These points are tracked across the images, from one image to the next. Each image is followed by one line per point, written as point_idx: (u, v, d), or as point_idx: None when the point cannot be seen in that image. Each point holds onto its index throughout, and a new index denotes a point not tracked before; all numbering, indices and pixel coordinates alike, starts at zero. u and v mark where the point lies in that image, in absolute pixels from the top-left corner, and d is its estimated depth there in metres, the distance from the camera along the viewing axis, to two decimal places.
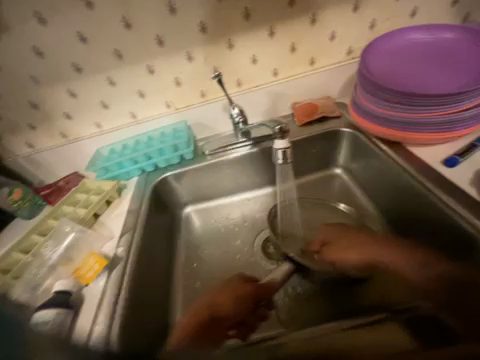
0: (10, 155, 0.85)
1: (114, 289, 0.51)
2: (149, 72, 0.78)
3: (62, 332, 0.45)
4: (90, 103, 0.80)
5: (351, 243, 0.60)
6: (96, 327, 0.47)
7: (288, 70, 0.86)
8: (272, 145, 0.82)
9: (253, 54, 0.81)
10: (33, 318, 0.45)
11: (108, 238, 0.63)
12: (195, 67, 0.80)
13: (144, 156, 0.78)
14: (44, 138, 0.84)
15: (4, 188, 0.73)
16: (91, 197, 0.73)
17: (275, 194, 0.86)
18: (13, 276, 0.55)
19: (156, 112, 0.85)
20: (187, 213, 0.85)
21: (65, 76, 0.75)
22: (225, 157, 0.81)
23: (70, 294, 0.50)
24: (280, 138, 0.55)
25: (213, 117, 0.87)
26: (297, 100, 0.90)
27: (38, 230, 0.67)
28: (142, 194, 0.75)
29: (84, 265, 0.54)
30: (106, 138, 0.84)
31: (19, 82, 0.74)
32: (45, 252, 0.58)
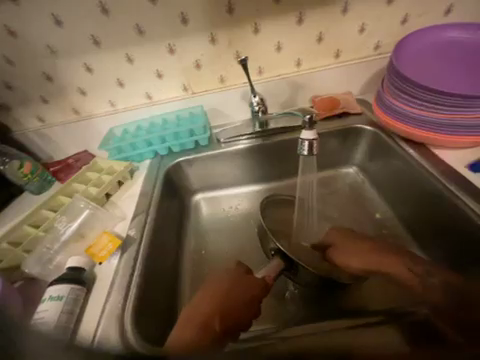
0: (21, 128, 0.83)
1: (127, 269, 0.51)
2: (170, 52, 0.76)
3: (75, 309, 0.44)
4: (106, 80, 0.78)
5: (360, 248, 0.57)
6: (109, 305, 0.46)
7: (311, 61, 0.83)
8: (289, 138, 0.80)
9: (278, 41, 0.78)
10: (47, 292, 0.44)
11: (120, 218, 0.62)
12: (218, 50, 0.78)
13: (159, 138, 0.76)
14: (56, 112, 0.82)
15: (14, 161, 0.70)
16: (103, 176, 0.72)
17: (287, 188, 0.85)
18: (24, 249, 0.54)
19: (173, 94, 0.82)
20: (196, 201, 0.84)
21: (83, 48, 0.73)
22: (240, 146, 0.79)
23: (84, 271, 0.49)
24: (307, 129, 0.53)
25: (230, 104, 0.85)
26: (318, 93, 0.87)
27: (49, 205, 0.66)
28: (154, 176, 0.74)
29: (98, 243, 0.54)
30: (119, 117, 0.82)
31: (35, 51, 0.72)
32: (58, 227, 0.58)
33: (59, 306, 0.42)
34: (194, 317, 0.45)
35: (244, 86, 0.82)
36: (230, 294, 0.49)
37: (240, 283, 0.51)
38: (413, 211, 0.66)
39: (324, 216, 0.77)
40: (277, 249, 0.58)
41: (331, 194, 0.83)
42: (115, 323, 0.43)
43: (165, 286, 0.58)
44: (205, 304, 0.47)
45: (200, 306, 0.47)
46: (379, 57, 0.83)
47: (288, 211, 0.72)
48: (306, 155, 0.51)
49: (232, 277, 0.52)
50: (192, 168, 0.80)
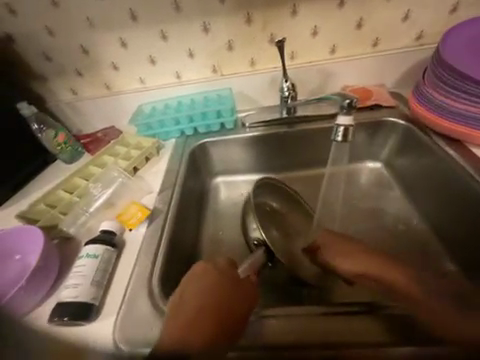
0: (53, 99, 0.84)
1: (155, 238, 0.53)
2: (204, 30, 0.75)
3: (106, 269, 0.47)
4: (139, 56, 0.78)
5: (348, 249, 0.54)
6: (136, 269, 0.48)
7: (347, 49, 0.80)
8: (317, 127, 0.79)
9: (314, 25, 0.76)
10: (84, 250, 0.48)
11: (147, 192, 0.64)
12: (252, 32, 0.76)
13: (186, 117, 0.78)
14: (88, 86, 0.82)
15: (50, 130, 0.74)
16: (131, 151, 0.74)
17: (309, 178, 0.84)
18: (61, 211, 0.58)
19: (202, 75, 0.82)
20: (217, 184, 0.84)
21: (120, 22, 0.73)
22: (267, 131, 0.79)
23: (115, 235, 0.52)
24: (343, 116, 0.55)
25: (258, 89, 0.84)
26: (349, 84, 0.84)
27: (81, 174, 0.69)
28: (180, 155, 0.75)
29: (128, 211, 0.57)
30: (148, 95, 0.83)
31: (74, 22, 0.73)
32: (93, 192, 0.62)
33: (95, 264, 0.46)
34: (196, 321, 0.39)
35: (275, 71, 0.81)
36: (223, 289, 0.44)
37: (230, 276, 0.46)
38: (444, 211, 0.64)
39: (345, 208, 0.76)
40: (264, 243, 0.61)
41: (353, 189, 0.81)
42: (144, 286, 0.46)
43: (185, 261, 0.60)
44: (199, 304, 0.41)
45: (198, 310, 0.41)
46: (420, 48, 0.79)
47: (282, 202, 0.75)
48: (339, 140, 0.53)
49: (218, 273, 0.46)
50: (215, 150, 0.81)
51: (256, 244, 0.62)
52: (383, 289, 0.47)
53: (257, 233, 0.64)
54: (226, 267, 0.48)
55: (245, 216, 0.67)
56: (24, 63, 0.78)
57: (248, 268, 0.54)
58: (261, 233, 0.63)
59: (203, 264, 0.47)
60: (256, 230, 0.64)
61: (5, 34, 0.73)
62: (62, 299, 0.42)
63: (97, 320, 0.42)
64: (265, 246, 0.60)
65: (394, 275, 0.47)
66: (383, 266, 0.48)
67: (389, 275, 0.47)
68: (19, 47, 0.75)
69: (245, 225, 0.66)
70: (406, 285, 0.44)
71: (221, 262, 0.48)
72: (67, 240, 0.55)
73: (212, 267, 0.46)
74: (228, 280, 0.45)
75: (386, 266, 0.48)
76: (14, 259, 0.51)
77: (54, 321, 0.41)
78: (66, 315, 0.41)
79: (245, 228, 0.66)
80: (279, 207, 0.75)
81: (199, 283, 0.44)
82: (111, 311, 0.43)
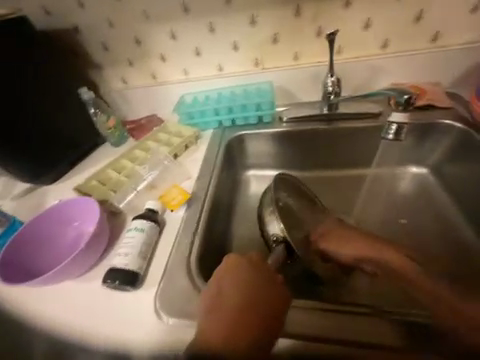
0: (105, 87, 0.90)
1: (193, 221, 0.56)
2: (250, 23, 0.76)
3: (151, 244, 0.51)
4: (186, 48, 0.81)
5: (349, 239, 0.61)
6: (176, 248, 0.51)
7: (401, 44, 0.75)
8: (359, 126, 0.75)
9: (367, 18, 0.72)
10: (132, 223, 0.52)
11: (186, 177, 0.68)
12: (299, 24, 0.75)
13: (226, 108, 0.79)
14: (137, 76, 0.88)
15: (103, 115, 0.81)
16: (172, 139, 0.78)
17: (344, 179, 0.81)
18: (112, 189, 0.64)
19: (244, 69, 0.83)
20: (248, 177, 0.83)
21: (172, 15, 0.77)
22: (306, 127, 0.77)
23: (158, 214, 0.56)
24: None
25: (299, 84, 0.82)
26: (399, 81, 0.78)
27: (127, 157, 0.74)
28: (217, 146, 0.77)
29: (169, 194, 0.60)
30: (191, 85, 0.86)
31: (131, 14, 0.77)
32: (140, 173, 0.67)
33: (142, 237, 0.50)
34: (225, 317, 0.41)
35: (319, 65, 0.79)
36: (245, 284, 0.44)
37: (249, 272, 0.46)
38: None
39: (378, 212, 0.74)
40: (284, 240, 0.59)
41: (391, 194, 0.77)
42: (183, 263, 0.49)
43: (217, 246, 0.62)
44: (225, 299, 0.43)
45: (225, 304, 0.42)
46: None
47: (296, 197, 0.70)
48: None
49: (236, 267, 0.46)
50: (251, 143, 0.80)
51: (275, 240, 0.60)
52: (385, 270, 0.56)
53: (276, 229, 0.61)
54: (257, 262, 0.47)
55: (263, 211, 0.65)
56: (84, 52, 0.84)
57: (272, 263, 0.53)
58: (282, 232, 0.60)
59: (233, 257, 0.47)
60: (277, 224, 0.61)
61: (72, 25, 0.80)
62: (113, 264, 0.47)
63: (142, 287, 0.47)
64: (285, 243, 0.59)
65: (400, 262, 0.55)
66: (375, 246, 0.58)
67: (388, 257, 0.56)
68: (82, 37, 0.82)
69: (264, 220, 0.64)
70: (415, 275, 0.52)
71: (253, 256, 0.48)
72: (116, 214, 0.61)
73: (243, 262, 0.47)
74: (258, 277, 0.45)
75: (378, 246, 0.58)
76: (73, 225, 0.58)
77: (107, 283, 0.47)
78: (118, 279, 0.46)
79: (263, 221, 0.64)
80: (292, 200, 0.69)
81: (231, 275, 0.45)
82: (155, 282, 0.48)
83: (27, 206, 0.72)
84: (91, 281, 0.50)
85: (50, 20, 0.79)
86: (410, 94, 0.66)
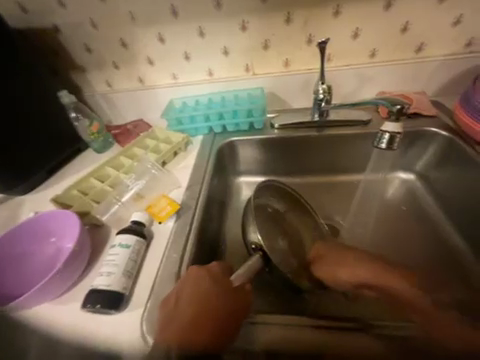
0: (88, 90, 0.85)
1: (183, 233, 0.53)
2: (241, 28, 0.75)
3: (137, 260, 0.48)
4: (174, 52, 0.79)
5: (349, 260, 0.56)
6: (165, 262, 0.49)
7: (388, 54, 0.77)
8: (350, 133, 0.75)
9: (356, 27, 0.73)
10: (117, 239, 0.49)
11: (175, 186, 0.65)
12: (290, 31, 0.75)
13: (217, 114, 0.77)
14: (122, 79, 0.84)
15: (85, 120, 0.76)
16: (161, 145, 0.74)
17: (335, 185, 0.81)
18: (94, 199, 0.60)
19: (235, 74, 0.82)
20: (239, 183, 0.81)
21: (161, 17, 0.74)
22: (297, 134, 0.76)
23: (144, 226, 0.53)
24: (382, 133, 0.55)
25: (290, 90, 0.82)
26: (386, 89, 0.80)
27: (111, 164, 0.70)
28: (208, 152, 0.74)
29: (157, 205, 0.57)
30: (179, 90, 0.84)
31: (116, 15, 0.74)
32: (126, 182, 0.64)
33: (127, 254, 0.47)
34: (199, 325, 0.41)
35: (309, 72, 0.79)
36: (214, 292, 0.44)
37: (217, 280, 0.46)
38: None
39: (368, 218, 0.75)
40: (261, 247, 0.57)
41: (380, 199, 0.78)
42: (172, 280, 0.46)
43: (208, 258, 0.59)
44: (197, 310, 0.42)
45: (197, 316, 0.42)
46: (467, 56, 0.74)
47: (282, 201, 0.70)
48: (383, 147, 0.59)
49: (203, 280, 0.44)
50: (243, 150, 0.79)
51: (254, 248, 0.58)
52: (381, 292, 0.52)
53: (255, 237, 0.59)
54: (218, 271, 0.47)
55: (246, 221, 0.61)
56: (66, 53, 0.79)
57: (245, 272, 0.50)
58: (258, 237, 0.58)
59: (197, 268, 0.45)
60: (256, 234, 0.59)
61: (51, 25, 0.75)
62: (95, 286, 0.43)
63: (127, 309, 0.43)
64: (262, 251, 0.57)
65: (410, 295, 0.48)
66: (385, 278, 0.51)
67: (405, 294, 0.49)
68: (63, 38, 0.77)
69: (245, 229, 0.61)
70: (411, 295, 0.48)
71: (213, 266, 0.47)
72: (98, 226, 0.57)
73: (205, 272, 0.45)
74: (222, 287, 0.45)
75: (392, 275, 0.51)
76: (50, 241, 0.53)
77: (86, 307, 0.42)
78: (99, 302, 0.42)
79: (244, 231, 0.61)
80: (277, 206, 0.70)
81: (197, 284, 0.44)
82: (142, 302, 0.44)
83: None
84: (70, 302, 0.46)
85: (27, 19, 0.74)
86: (402, 104, 0.59)
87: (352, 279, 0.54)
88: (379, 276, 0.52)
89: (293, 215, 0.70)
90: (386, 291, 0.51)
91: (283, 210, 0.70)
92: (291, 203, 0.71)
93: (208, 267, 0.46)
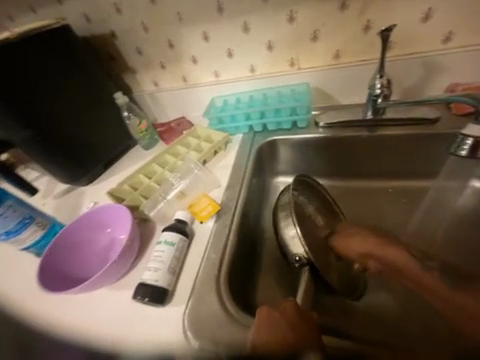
0: (138, 90, 0.91)
1: (222, 234, 0.54)
2: (289, 20, 0.70)
3: (180, 257, 0.50)
4: (218, 50, 0.78)
5: (362, 236, 0.61)
6: (205, 261, 0.50)
7: (467, 37, 0.64)
8: (409, 133, 0.66)
9: (428, 8, 0.62)
10: (162, 236, 0.51)
11: (215, 185, 0.66)
12: (344, 19, 0.67)
13: (258, 112, 0.74)
14: (169, 78, 0.88)
15: (136, 119, 0.83)
16: (202, 144, 0.76)
17: (385, 190, 0.73)
18: (142, 195, 0.65)
19: (278, 70, 0.78)
20: (276, 184, 0.78)
21: (206, 15, 0.73)
22: (345, 134, 0.70)
23: (186, 224, 0.55)
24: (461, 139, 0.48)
25: (338, 85, 0.76)
26: (460, 81, 0.68)
27: (157, 162, 0.74)
28: (247, 151, 0.73)
29: (199, 204, 0.59)
30: (222, 88, 0.83)
31: (165, 17, 0.75)
32: (171, 181, 0.66)
33: (171, 252, 0.49)
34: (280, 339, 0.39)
35: (364, 64, 0.71)
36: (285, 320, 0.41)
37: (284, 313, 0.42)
38: None
39: (424, 231, 0.66)
40: (308, 261, 0.54)
41: (443, 212, 0.67)
42: (211, 282, 0.47)
43: (246, 261, 0.59)
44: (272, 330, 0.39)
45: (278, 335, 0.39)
46: None
47: (313, 197, 0.67)
48: (463, 155, 0.50)
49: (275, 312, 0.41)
50: (283, 150, 0.75)
51: (298, 260, 0.55)
52: (387, 267, 0.57)
53: (299, 249, 0.55)
54: (291, 316, 0.42)
55: (278, 221, 0.59)
56: (120, 56, 0.85)
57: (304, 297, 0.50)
58: (305, 252, 0.54)
59: (267, 310, 0.41)
60: (294, 229, 0.56)
61: (109, 30, 0.80)
62: (143, 280, 0.46)
63: (170, 303, 0.46)
64: (309, 266, 0.54)
65: (406, 261, 0.55)
66: (384, 246, 0.58)
67: (393, 257, 0.56)
68: (118, 42, 0.82)
69: (282, 235, 0.57)
70: (416, 272, 0.54)
71: (285, 308, 0.43)
72: (146, 221, 0.61)
73: (278, 316, 0.41)
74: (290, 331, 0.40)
75: (391, 246, 0.58)
76: (106, 231, 0.59)
77: (136, 298, 0.46)
78: (147, 296, 0.45)
79: (282, 237, 0.57)
80: (303, 194, 0.65)
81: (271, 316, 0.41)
82: (184, 299, 0.46)
83: (65, 207, 0.75)
84: (120, 290, 0.51)
85: (88, 27, 0.80)
86: None
87: (361, 251, 0.59)
88: (386, 251, 0.57)
89: (311, 199, 0.66)
90: (385, 261, 0.57)
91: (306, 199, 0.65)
92: (311, 189, 0.67)
93: (279, 309, 0.42)
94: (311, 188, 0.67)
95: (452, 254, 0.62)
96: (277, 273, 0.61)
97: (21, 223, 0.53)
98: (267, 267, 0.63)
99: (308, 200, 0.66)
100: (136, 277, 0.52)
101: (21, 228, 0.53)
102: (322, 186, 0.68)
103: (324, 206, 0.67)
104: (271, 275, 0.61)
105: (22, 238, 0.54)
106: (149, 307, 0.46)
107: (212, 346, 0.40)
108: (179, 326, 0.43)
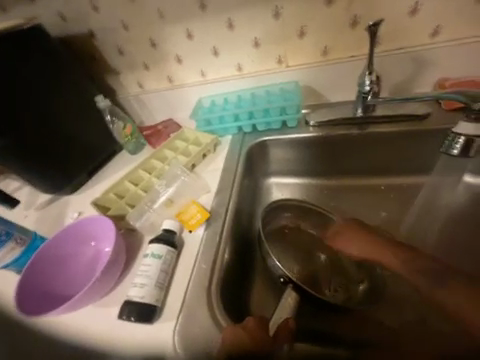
0: (122, 92, 0.88)
1: (213, 243, 0.52)
2: (275, 16, 0.67)
3: (169, 270, 0.48)
4: (203, 48, 0.75)
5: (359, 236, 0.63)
6: (196, 273, 0.48)
7: (454, 31, 0.64)
8: (400, 130, 0.65)
9: (415, 2, 0.61)
10: (149, 248, 0.49)
11: (205, 190, 0.64)
12: (331, 14, 0.65)
13: (247, 113, 0.72)
14: (153, 80, 0.84)
15: (119, 123, 0.79)
16: (190, 147, 0.73)
17: (376, 188, 0.72)
18: (128, 204, 0.62)
19: (266, 68, 0.76)
20: (269, 185, 0.76)
21: (189, 12, 0.70)
22: (336, 132, 0.68)
23: (175, 233, 0.53)
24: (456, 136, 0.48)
25: (328, 82, 0.74)
26: (448, 76, 0.68)
27: (143, 167, 0.70)
28: (237, 153, 0.71)
29: (188, 211, 0.56)
30: (209, 88, 0.81)
31: (146, 15, 0.72)
32: (157, 188, 0.64)
33: (159, 265, 0.47)
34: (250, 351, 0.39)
35: (353, 60, 0.70)
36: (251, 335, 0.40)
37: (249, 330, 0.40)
38: None
39: (417, 229, 0.66)
40: (290, 279, 0.52)
41: (436, 207, 0.67)
42: (203, 294, 0.45)
43: (240, 269, 0.57)
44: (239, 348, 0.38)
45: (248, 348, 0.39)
46: None
47: (297, 217, 0.68)
48: (455, 154, 0.50)
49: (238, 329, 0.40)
50: (274, 150, 0.73)
51: (283, 281, 0.53)
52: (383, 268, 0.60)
53: (279, 270, 0.53)
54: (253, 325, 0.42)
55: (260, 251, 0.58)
56: (100, 57, 0.81)
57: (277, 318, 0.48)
58: (282, 269, 0.53)
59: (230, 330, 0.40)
60: (272, 260, 0.54)
61: (87, 30, 0.76)
62: (129, 297, 0.44)
63: (159, 320, 0.44)
64: (293, 283, 0.52)
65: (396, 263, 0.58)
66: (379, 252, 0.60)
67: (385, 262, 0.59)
68: (98, 42, 0.78)
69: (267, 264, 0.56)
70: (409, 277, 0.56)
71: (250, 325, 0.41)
72: (133, 231, 0.59)
73: (243, 333, 0.39)
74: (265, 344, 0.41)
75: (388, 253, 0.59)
76: (90, 244, 0.57)
77: (122, 317, 0.43)
78: (133, 315, 0.43)
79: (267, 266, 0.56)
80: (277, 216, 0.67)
81: (235, 335, 0.39)
82: (175, 314, 0.44)
83: (48, 218, 0.71)
84: (108, 307, 0.48)
85: (64, 27, 0.76)
86: None
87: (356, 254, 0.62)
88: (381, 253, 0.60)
89: (286, 215, 0.68)
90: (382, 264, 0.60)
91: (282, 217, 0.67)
92: (284, 206, 0.67)
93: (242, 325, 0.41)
94: (287, 204, 0.67)
95: (444, 250, 0.63)
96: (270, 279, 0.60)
97: None
98: (261, 273, 0.61)
99: (282, 216, 0.68)
100: (124, 292, 0.50)
101: None
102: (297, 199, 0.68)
103: (300, 211, 0.68)
104: (265, 281, 0.59)
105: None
106: (136, 326, 0.44)
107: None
108: (170, 344, 0.41)
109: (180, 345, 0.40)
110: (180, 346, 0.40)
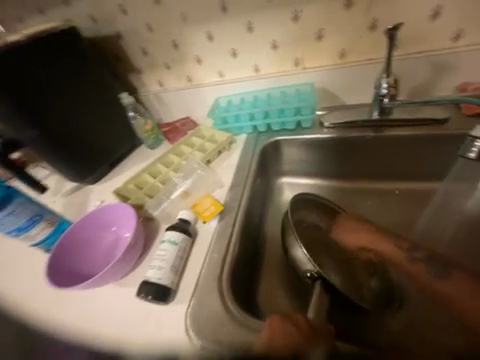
0: (144, 90, 0.92)
1: (225, 234, 0.54)
2: (293, 19, 0.69)
3: (183, 256, 0.51)
4: (222, 49, 0.78)
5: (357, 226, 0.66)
6: (208, 261, 0.50)
7: (477, 35, 0.63)
8: (417, 134, 0.65)
9: (436, 6, 0.61)
10: (166, 235, 0.52)
11: (219, 185, 0.66)
12: (350, 18, 0.66)
13: (262, 112, 0.74)
14: (174, 79, 0.88)
15: (141, 119, 0.84)
16: (206, 144, 0.76)
17: (390, 192, 0.72)
18: (146, 194, 0.66)
19: (283, 69, 0.78)
20: (281, 184, 0.78)
21: (211, 16, 0.73)
22: (351, 134, 0.69)
23: (190, 223, 0.56)
24: None
25: (344, 85, 0.75)
26: (469, 80, 0.67)
27: (161, 161, 0.74)
28: (251, 152, 0.73)
29: (202, 203, 0.59)
30: (226, 88, 0.84)
31: (170, 19, 0.76)
32: (174, 180, 0.67)
33: (174, 251, 0.50)
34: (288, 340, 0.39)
35: (370, 63, 0.70)
36: (292, 325, 0.40)
37: (293, 322, 0.41)
38: None
39: (430, 234, 0.65)
40: (319, 275, 0.53)
41: (452, 213, 0.66)
42: (214, 281, 0.48)
43: (249, 262, 0.59)
44: (277, 332, 0.39)
45: (285, 333, 0.39)
46: None
47: (314, 212, 0.68)
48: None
49: (284, 317, 0.41)
50: (288, 150, 0.75)
51: (310, 276, 0.54)
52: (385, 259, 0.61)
53: (308, 264, 0.55)
54: (302, 322, 0.41)
55: (286, 242, 0.59)
56: (126, 57, 0.86)
57: (317, 311, 0.47)
58: (314, 264, 0.54)
59: (278, 320, 0.40)
60: (301, 249, 0.57)
61: (115, 32, 0.82)
62: (146, 278, 0.47)
63: (173, 302, 0.47)
64: (321, 280, 0.52)
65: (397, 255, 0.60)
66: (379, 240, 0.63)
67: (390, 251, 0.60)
68: (125, 43, 0.83)
69: (291, 255, 0.57)
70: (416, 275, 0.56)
71: (299, 319, 0.42)
72: (150, 220, 0.62)
73: (287, 322, 0.40)
74: (310, 341, 0.39)
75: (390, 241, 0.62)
76: (111, 229, 0.61)
77: (140, 296, 0.47)
78: (150, 294, 0.46)
79: (291, 258, 0.57)
80: (301, 211, 0.67)
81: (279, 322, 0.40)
82: (186, 298, 0.47)
83: (72, 205, 0.77)
84: (125, 287, 0.52)
85: (95, 28, 0.82)
86: None
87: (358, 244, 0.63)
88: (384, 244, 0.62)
89: (306, 210, 0.68)
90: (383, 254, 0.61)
91: (308, 213, 0.67)
92: (308, 201, 0.69)
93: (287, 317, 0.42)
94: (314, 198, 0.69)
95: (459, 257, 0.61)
96: (277, 274, 0.62)
97: (31, 220, 0.55)
98: (270, 267, 0.63)
99: (302, 210, 0.67)
100: (140, 275, 0.53)
101: (30, 226, 0.55)
102: (319, 196, 0.70)
103: (319, 207, 0.69)
104: (273, 275, 0.62)
105: (31, 235, 0.56)
106: (152, 306, 0.47)
107: (215, 346, 0.40)
108: (182, 325, 0.44)
109: (192, 326, 0.43)
110: (193, 327, 0.43)
